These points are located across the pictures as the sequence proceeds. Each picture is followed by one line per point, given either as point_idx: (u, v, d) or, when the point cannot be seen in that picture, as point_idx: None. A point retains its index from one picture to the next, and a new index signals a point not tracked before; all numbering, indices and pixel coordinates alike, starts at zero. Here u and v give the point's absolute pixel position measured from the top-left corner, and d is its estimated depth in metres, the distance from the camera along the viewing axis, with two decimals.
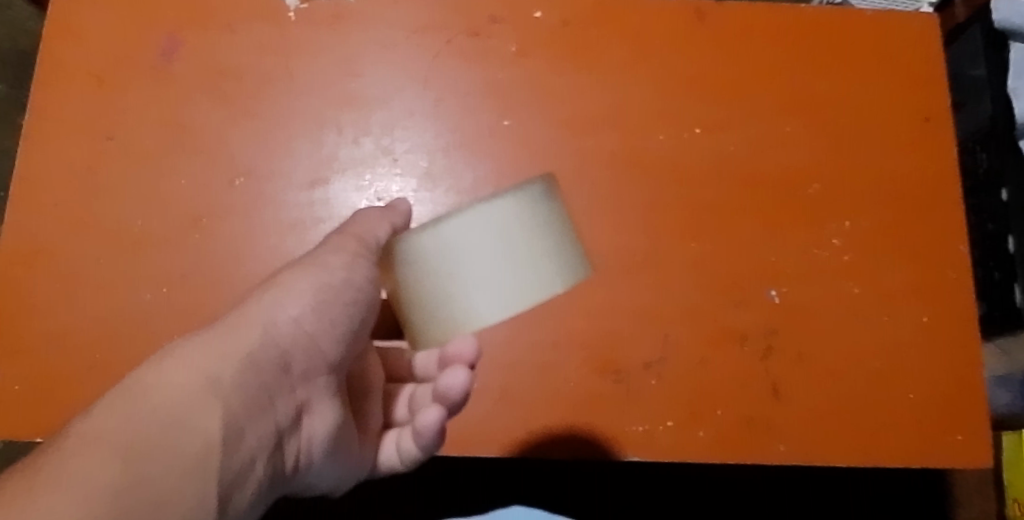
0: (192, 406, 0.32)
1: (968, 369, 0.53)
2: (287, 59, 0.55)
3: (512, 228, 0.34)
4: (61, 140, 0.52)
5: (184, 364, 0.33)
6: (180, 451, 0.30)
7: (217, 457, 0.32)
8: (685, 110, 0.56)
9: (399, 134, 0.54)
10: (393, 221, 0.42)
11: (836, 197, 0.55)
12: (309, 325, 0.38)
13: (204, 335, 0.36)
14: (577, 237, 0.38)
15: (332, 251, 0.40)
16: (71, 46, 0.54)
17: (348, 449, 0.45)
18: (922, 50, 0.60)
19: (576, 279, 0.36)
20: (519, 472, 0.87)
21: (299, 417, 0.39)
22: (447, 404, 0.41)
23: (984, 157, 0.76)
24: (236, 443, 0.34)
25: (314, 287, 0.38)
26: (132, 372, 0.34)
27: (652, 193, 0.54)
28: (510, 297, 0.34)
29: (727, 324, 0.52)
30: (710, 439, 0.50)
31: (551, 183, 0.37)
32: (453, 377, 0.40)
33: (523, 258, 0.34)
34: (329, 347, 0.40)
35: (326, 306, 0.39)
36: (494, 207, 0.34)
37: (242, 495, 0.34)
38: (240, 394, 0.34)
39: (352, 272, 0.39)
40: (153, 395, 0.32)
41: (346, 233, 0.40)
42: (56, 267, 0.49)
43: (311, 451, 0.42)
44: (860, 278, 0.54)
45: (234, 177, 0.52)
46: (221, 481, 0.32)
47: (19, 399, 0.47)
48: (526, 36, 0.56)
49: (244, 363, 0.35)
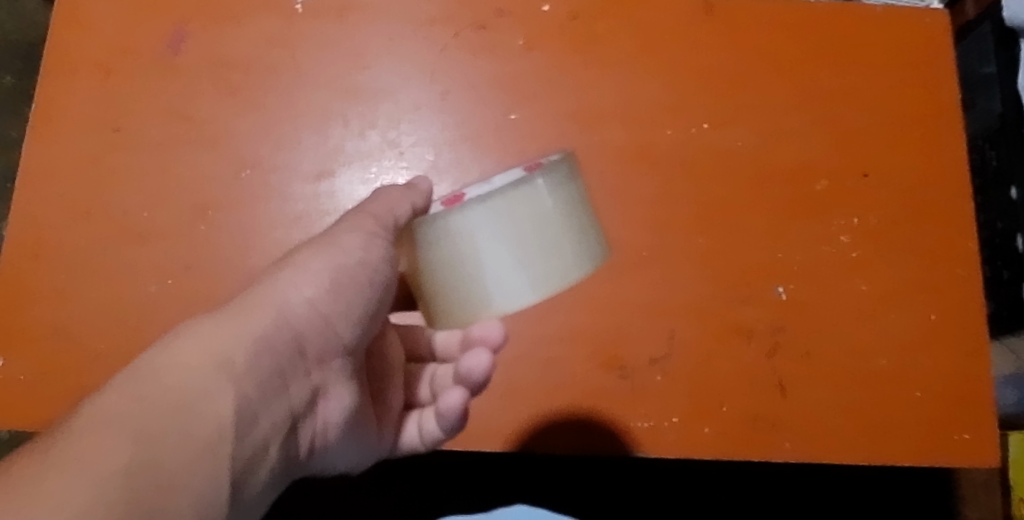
0: (202, 390, 0.32)
1: (976, 369, 0.53)
2: (294, 51, 0.55)
3: (539, 217, 0.34)
4: (67, 131, 0.52)
5: (195, 346, 0.33)
6: (191, 438, 0.31)
7: (229, 442, 0.33)
8: (692, 105, 0.56)
9: (405, 127, 0.54)
10: (413, 201, 0.41)
11: (844, 193, 0.55)
12: (324, 306, 0.38)
13: (215, 315, 0.36)
14: (594, 217, 0.39)
15: (348, 230, 0.39)
16: (78, 37, 0.54)
17: (363, 433, 0.45)
18: (932, 46, 0.59)
19: (594, 263, 0.37)
20: (524, 468, 0.87)
21: (313, 400, 0.40)
22: (469, 385, 0.41)
23: (993, 155, 0.76)
24: (248, 429, 0.34)
25: (329, 268, 0.38)
26: (143, 351, 0.34)
27: (658, 189, 0.53)
28: (535, 283, 0.35)
29: (734, 321, 0.52)
30: (715, 436, 0.50)
31: (571, 166, 0.37)
32: (475, 359, 0.41)
33: (549, 245, 0.35)
34: (344, 330, 0.40)
35: (342, 288, 0.39)
36: (522, 195, 0.34)
37: (255, 478, 0.35)
38: (252, 379, 0.35)
39: (368, 252, 0.39)
40: (164, 377, 0.32)
41: (365, 211, 0.40)
42: (59, 258, 0.49)
43: (325, 435, 0.43)
44: (869, 276, 0.54)
45: (241, 169, 0.52)
46: (233, 464, 0.33)
47: (24, 390, 0.47)
48: (534, 29, 0.56)
49: (257, 346, 0.35)
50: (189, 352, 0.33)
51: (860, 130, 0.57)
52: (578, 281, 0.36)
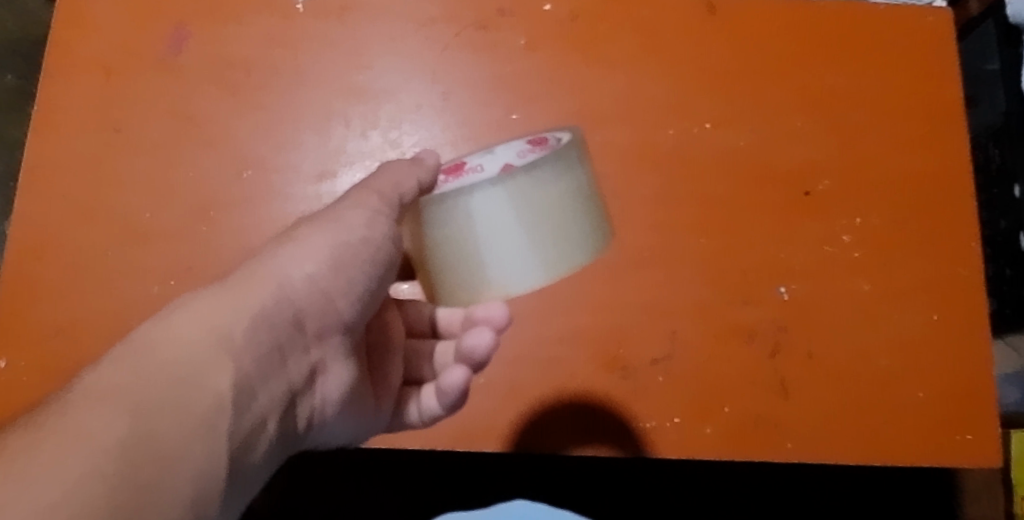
0: (201, 363, 0.33)
1: (978, 370, 0.53)
2: (296, 50, 0.54)
3: (551, 202, 0.34)
4: (69, 132, 0.52)
5: (194, 319, 0.34)
6: (190, 409, 0.31)
7: (227, 416, 0.33)
8: (695, 105, 0.55)
9: (407, 128, 0.54)
10: (419, 177, 0.40)
11: (847, 193, 0.55)
12: (324, 283, 0.39)
13: (215, 289, 0.37)
14: (601, 205, 0.39)
15: (352, 207, 0.40)
16: (81, 38, 0.54)
17: (361, 410, 0.45)
18: (935, 44, 0.59)
19: (600, 250, 0.38)
20: (526, 465, 0.87)
21: (312, 377, 0.41)
22: (471, 363, 0.43)
23: (996, 153, 0.76)
24: (247, 403, 0.34)
25: (331, 245, 0.39)
26: (142, 325, 0.35)
27: (660, 189, 0.53)
28: (539, 269, 0.35)
29: (736, 321, 0.51)
30: (718, 436, 0.50)
31: (580, 152, 0.38)
32: (479, 337, 0.42)
33: (558, 230, 0.35)
34: (344, 307, 0.40)
35: (343, 265, 0.39)
36: (531, 179, 0.34)
37: (255, 452, 0.35)
38: (250, 352, 0.35)
39: (372, 229, 0.40)
40: (162, 349, 0.32)
41: (369, 187, 0.41)
42: (61, 260, 0.49)
43: (324, 411, 0.43)
44: (871, 276, 0.54)
45: (242, 169, 0.52)
46: (232, 439, 0.33)
47: (29, 391, 0.47)
48: (536, 29, 0.56)
49: (256, 319, 0.36)
50: (187, 325, 0.34)
51: (863, 129, 0.57)
52: (583, 267, 0.36)
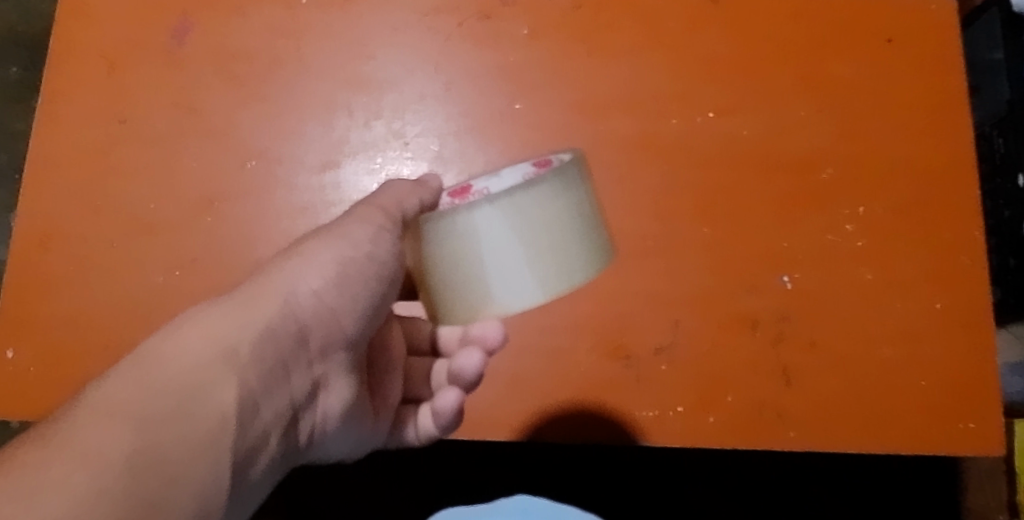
0: (204, 380, 0.33)
1: (982, 360, 0.52)
2: (299, 41, 0.55)
3: (547, 219, 0.34)
4: (74, 123, 0.52)
5: (201, 333, 0.34)
6: (193, 428, 0.31)
7: (230, 432, 0.33)
8: (696, 94, 0.55)
9: (410, 118, 0.54)
10: (422, 196, 0.41)
11: (848, 182, 0.55)
12: (331, 299, 0.39)
13: (222, 302, 0.37)
14: (603, 220, 0.39)
15: (357, 222, 0.39)
16: (85, 29, 0.54)
17: (361, 423, 0.46)
18: (940, 31, 0.59)
19: (598, 267, 0.37)
20: (528, 458, 0.88)
21: (314, 392, 0.41)
22: (462, 383, 0.44)
23: (1001, 142, 0.76)
24: (250, 420, 0.35)
25: (337, 260, 0.39)
26: (151, 336, 0.35)
27: (662, 177, 0.53)
28: (535, 286, 0.35)
29: (738, 310, 0.52)
30: (721, 424, 0.50)
31: (579, 167, 0.38)
32: (469, 358, 0.43)
33: (552, 248, 0.35)
34: (349, 323, 0.40)
35: (348, 281, 0.39)
36: (529, 197, 0.34)
37: (256, 467, 0.36)
38: (256, 368, 0.35)
39: (376, 246, 0.39)
40: (169, 366, 0.33)
41: (373, 203, 0.40)
42: (69, 250, 0.50)
43: (325, 426, 0.43)
44: (874, 266, 0.54)
45: (246, 160, 0.52)
46: (234, 454, 0.34)
47: (36, 380, 0.47)
48: (538, 18, 0.56)
49: (262, 334, 0.36)
50: (193, 341, 0.34)
51: (863, 119, 0.56)
52: (582, 285, 0.36)
